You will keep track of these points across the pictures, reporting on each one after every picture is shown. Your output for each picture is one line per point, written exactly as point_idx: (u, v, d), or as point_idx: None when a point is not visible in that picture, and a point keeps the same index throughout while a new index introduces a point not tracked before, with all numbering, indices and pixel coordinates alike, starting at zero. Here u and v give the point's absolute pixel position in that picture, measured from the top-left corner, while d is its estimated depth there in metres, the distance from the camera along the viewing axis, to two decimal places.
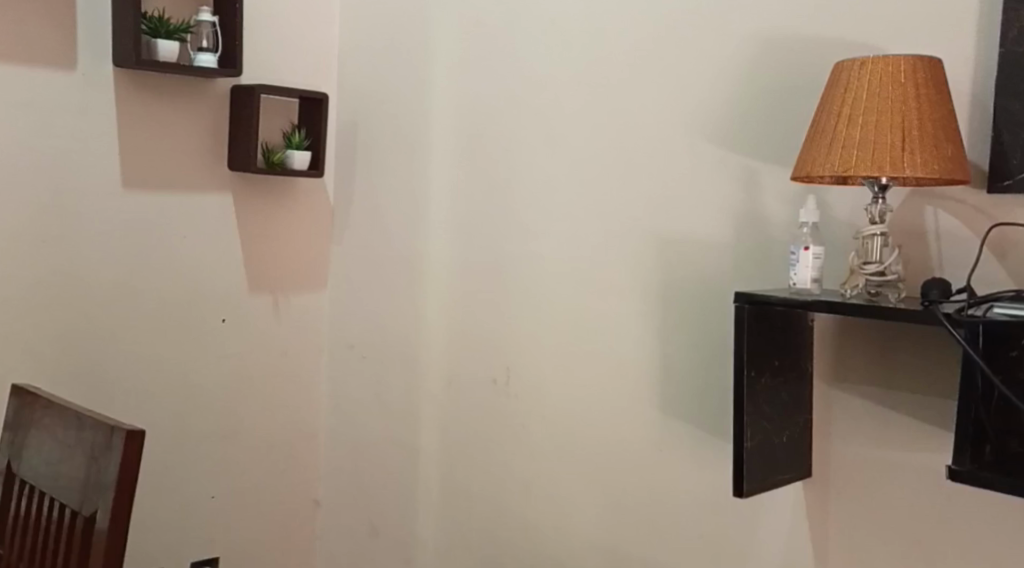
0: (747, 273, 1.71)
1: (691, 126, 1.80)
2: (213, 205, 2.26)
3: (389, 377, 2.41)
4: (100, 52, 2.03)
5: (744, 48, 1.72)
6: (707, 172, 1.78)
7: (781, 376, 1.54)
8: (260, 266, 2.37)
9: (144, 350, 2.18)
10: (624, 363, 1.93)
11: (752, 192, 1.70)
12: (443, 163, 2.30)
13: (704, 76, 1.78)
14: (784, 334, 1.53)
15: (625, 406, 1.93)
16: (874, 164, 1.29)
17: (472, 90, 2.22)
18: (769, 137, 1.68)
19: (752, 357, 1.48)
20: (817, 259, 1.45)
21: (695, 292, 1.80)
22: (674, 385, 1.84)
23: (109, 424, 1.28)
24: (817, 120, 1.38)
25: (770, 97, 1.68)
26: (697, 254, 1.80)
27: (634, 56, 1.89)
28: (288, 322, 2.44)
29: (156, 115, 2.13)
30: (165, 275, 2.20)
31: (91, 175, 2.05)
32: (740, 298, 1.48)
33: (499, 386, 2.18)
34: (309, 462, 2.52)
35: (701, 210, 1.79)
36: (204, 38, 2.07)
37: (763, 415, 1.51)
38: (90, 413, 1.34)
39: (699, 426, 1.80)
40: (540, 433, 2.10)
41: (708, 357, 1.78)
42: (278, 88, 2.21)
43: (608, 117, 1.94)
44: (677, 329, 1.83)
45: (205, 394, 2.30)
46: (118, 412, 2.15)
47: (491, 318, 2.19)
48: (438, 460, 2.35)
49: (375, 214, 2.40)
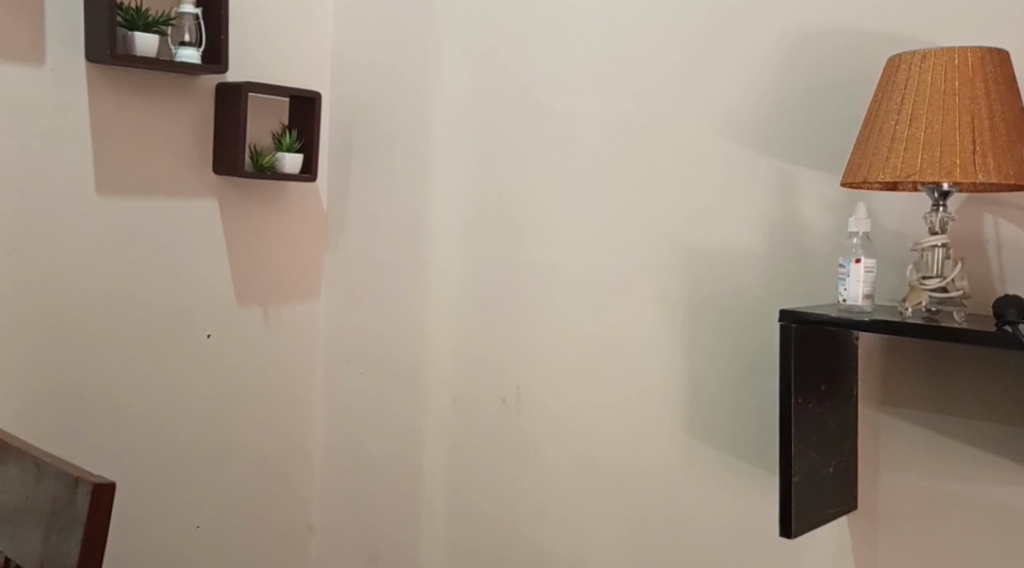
0: (783, 286, 1.60)
1: (722, 128, 1.67)
2: (200, 212, 2.10)
3: (390, 395, 2.25)
4: (73, 46, 1.86)
5: (781, 43, 1.59)
6: (739, 177, 1.65)
7: (828, 401, 1.40)
8: (251, 276, 2.22)
9: (127, 371, 2.02)
10: (645, 382, 1.80)
11: (788, 199, 1.59)
12: (449, 167, 2.11)
13: (733, 74, 1.66)
14: (830, 355, 1.40)
15: (647, 430, 1.80)
16: (942, 168, 1.14)
17: (483, 88, 2.03)
18: (808, 141, 1.56)
19: (799, 382, 1.34)
20: (869, 272, 1.31)
21: (727, 308, 1.67)
22: (702, 407, 1.72)
23: (74, 475, 1.14)
24: (872, 119, 1.23)
25: (809, 97, 1.56)
26: (731, 269, 1.67)
27: (656, 53, 1.75)
28: (280, 336, 2.30)
29: (137, 115, 1.97)
30: (145, 288, 2.03)
31: (66, 182, 1.89)
32: (785, 317, 1.34)
33: (508, 405, 2.02)
34: (301, 485, 2.39)
35: (732, 220, 1.66)
36: (186, 32, 1.91)
37: (811, 445, 1.38)
38: (49, 461, 1.19)
39: (730, 450, 1.68)
40: (553, 457, 1.95)
41: (741, 375, 1.66)
42: (268, 86, 2.05)
43: (628, 118, 1.79)
44: (707, 345, 1.70)
45: (188, 415, 2.14)
46: (95, 437, 1.98)
47: (500, 334, 2.03)
48: (440, 485, 2.17)
49: (374, 223, 2.25)
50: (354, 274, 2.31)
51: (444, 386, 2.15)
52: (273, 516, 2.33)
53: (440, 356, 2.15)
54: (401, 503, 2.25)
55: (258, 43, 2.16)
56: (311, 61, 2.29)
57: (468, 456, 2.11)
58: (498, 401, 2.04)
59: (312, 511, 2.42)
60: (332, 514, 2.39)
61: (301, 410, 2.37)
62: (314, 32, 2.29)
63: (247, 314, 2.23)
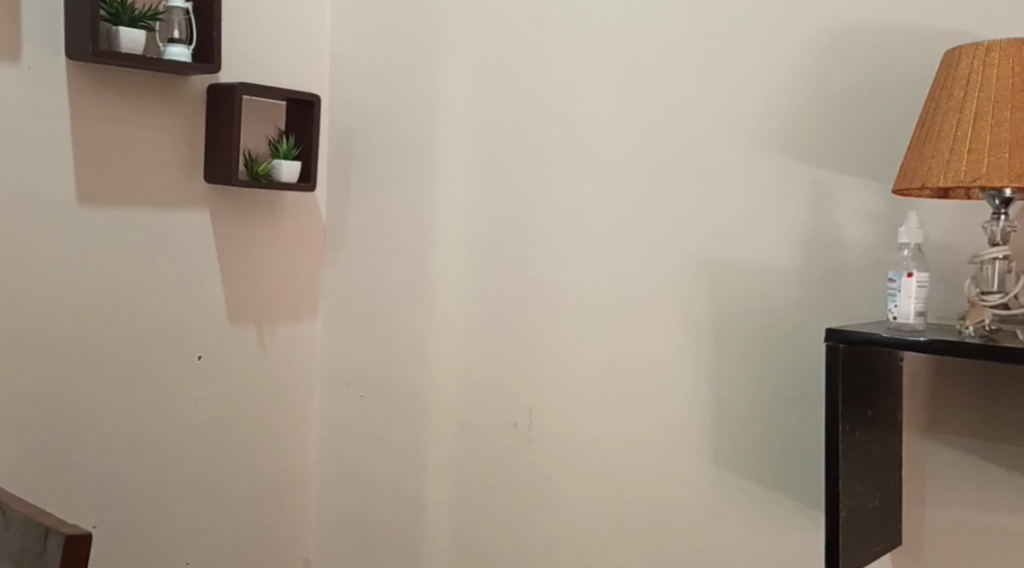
0: (817, 303, 1.49)
1: (751, 135, 1.56)
2: (191, 223, 1.99)
3: (392, 417, 2.13)
4: (54, 43, 1.74)
5: (818, 41, 1.49)
6: (770, 187, 1.54)
7: (873, 428, 1.32)
8: (247, 291, 2.11)
9: (110, 393, 1.90)
10: (666, 406, 1.68)
11: (824, 208, 1.48)
12: (453, 176, 1.99)
13: (763, 75, 1.55)
14: (877, 380, 1.32)
15: (670, 459, 1.67)
16: (1011, 171, 1.03)
17: (494, 94, 1.91)
18: (844, 145, 1.46)
19: (845, 408, 1.27)
20: (921, 288, 1.21)
21: (758, 327, 1.56)
22: (729, 435, 1.60)
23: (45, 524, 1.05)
24: (930, 118, 1.12)
25: (847, 99, 1.46)
26: (761, 284, 1.56)
27: (678, 55, 1.65)
28: (276, 355, 2.18)
29: (122, 119, 1.86)
30: (131, 305, 1.91)
31: (46, 189, 1.77)
32: (831, 337, 1.25)
33: (519, 431, 1.90)
34: (297, 514, 2.27)
35: (763, 235, 1.55)
36: (175, 27, 1.79)
37: (856, 477, 1.30)
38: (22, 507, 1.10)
39: (760, 480, 1.57)
40: (564, 487, 1.83)
41: (772, 399, 1.55)
42: (263, 89, 1.94)
43: (649, 125, 1.68)
44: (735, 368, 1.59)
45: (177, 439, 2.02)
46: (74, 463, 1.85)
47: (508, 352, 1.91)
48: (444, 517, 2.04)
49: (375, 236, 2.14)
50: (355, 290, 2.19)
51: (450, 409, 2.02)
52: (268, 548, 2.21)
53: (444, 377, 2.03)
54: (402, 535, 2.12)
55: (252, 44, 2.05)
56: (310, 65, 2.18)
57: (473, 485, 1.99)
58: (509, 427, 1.92)
59: (310, 542, 2.30)
60: (331, 544, 2.26)
61: (298, 433, 2.25)
62: (313, 36, 2.19)
63: (241, 333, 2.11)
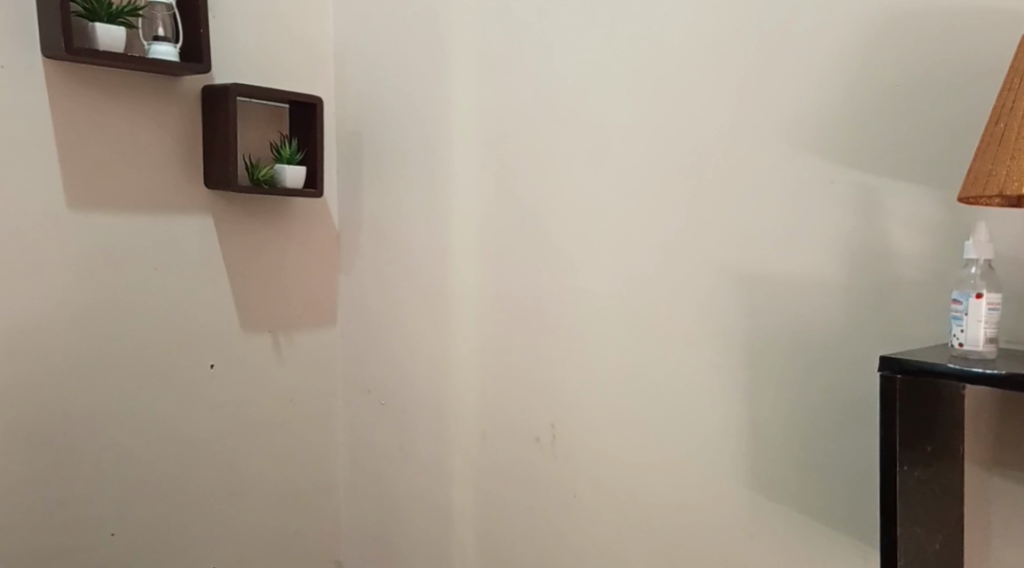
0: (867, 319, 1.33)
1: (784, 136, 1.41)
2: (193, 229, 1.87)
3: (412, 430, 1.99)
4: (29, 42, 1.63)
5: (862, 27, 1.33)
6: (808, 192, 1.38)
7: (934, 464, 1.17)
8: (256, 302, 1.99)
9: (108, 413, 1.78)
10: (699, 426, 1.52)
11: (871, 215, 1.32)
12: (463, 182, 1.86)
13: (795, 69, 1.39)
14: (939, 411, 1.17)
15: (709, 482, 1.52)
16: None
17: (499, 93, 1.78)
18: (891, 146, 1.30)
19: (902, 445, 1.12)
20: (993, 310, 1.07)
21: (799, 342, 1.40)
22: (770, 458, 1.45)
23: None
24: (1005, 114, 0.96)
25: (895, 93, 1.30)
26: (802, 296, 1.40)
27: (699, 49, 1.49)
28: (293, 364, 2.07)
29: (108, 123, 1.74)
30: (130, 316, 1.80)
31: (28, 197, 1.66)
32: (887, 366, 1.11)
33: (543, 447, 1.75)
34: (323, 521, 2.16)
35: (803, 243, 1.39)
36: (159, 24, 1.70)
37: (916, 520, 1.15)
38: None
39: (805, 510, 1.41)
40: (594, 508, 1.68)
41: (818, 420, 1.39)
42: (262, 89, 1.82)
43: (669, 125, 1.53)
44: (777, 386, 1.43)
45: (186, 454, 1.90)
46: (69, 486, 1.74)
47: (526, 366, 1.77)
48: (471, 530, 1.90)
49: (388, 239, 2.01)
50: (372, 297, 2.06)
51: (469, 421, 1.88)
52: (294, 556, 2.10)
53: (465, 391, 1.89)
54: (427, 548, 1.99)
55: (249, 43, 1.94)
56: (311, 63, 2.06)
57: (497, 500, 1.85)
58: (533, 442, 1.77)
59: (342, 546, 2.19)
60: (361, 552, 2.15)
61: (317, 445, 2.13)
62: (318, 34, 2.07)
63: (249, 344, 1.99)
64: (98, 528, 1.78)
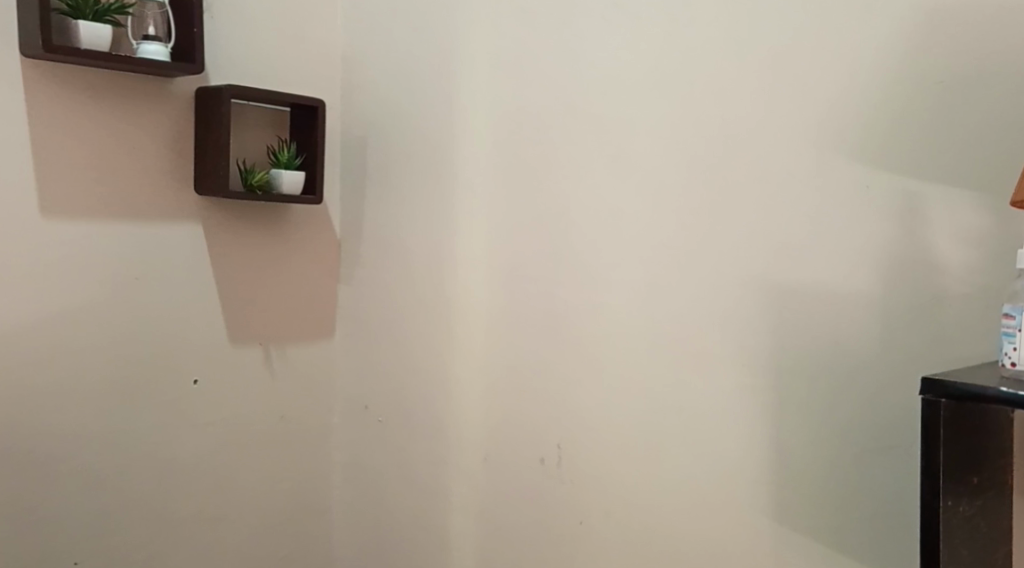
0: (903, 336, 1.25)
1: (813, 140, 1.33)
2: (183, 238, 1.80)
3: (413, 450, 1.91)
4: (8, 40, 1.56)
5: (899, 24, 1.25)
6: (839, 198, 1.30)
7: (980, 499, 1.08)
8: (251, 314, 1.92)
9: (91, 428, 1.70)
10: (717, 448, 1.44)
11: (910, 225, 1.24)
12: (471, 188, 1.77)
13: (826, 69, 1.31)
14: (986, 440, 1.08)
15: (726, 509, 1.43)
16: None
17: (512, 95, 1.70)
18: (932, 152, 1.22)
19: (946, 477, 1.03)
20: None
21: (827, 360, 1.32)
22: (793, 484, 1.36)
23: None
24: None
25: (938, 95, 1.22)
26: (831, 311, 1.31)
27: (724, 47, 1.41)
28: (290, 379, 1.99)
29: (93, 126, 1.67)
30: (113, 328, 1.72)
31: (9, 204, 1.58)
32: (930, 390, 1.02)
33: (550, 470, 1.67)
34: (315, 543, 2.07)
35: (830, 251, 1.31)
36: (149, 23, 1.64)
37: (961, 560, 1.06)
38: None
39: (833, 542, 1.32)
40: (603, 536, 1.59)
41: (847, 445, 1.30)
42: (255, 91, 1.75)
43: (693, 125, 1.45)
44: (801, 407, 1.34)
45: (172, 472, 1.82)
46: (47, 506, 1.66)
47: (536, 382, 1.69)
48: (471, 555, 1.81)
49: (391, 250, 1.93)
50: (375, 311, 1.98)
51: (471, 440, 1.80)
52: None
53: (469, 409, 1.80)
54: None
55: (249, 45, 1.87)
56: (316, 68, 1.99)
57: (499, 524, 1.76)
58: (539, 464, 1.69)
59: None
60: None
61: (313, 464, 2.05)
62: (322, 36, 2.00)
63: (241, 359, 1.91)
64: (75, 549, 1.70)
